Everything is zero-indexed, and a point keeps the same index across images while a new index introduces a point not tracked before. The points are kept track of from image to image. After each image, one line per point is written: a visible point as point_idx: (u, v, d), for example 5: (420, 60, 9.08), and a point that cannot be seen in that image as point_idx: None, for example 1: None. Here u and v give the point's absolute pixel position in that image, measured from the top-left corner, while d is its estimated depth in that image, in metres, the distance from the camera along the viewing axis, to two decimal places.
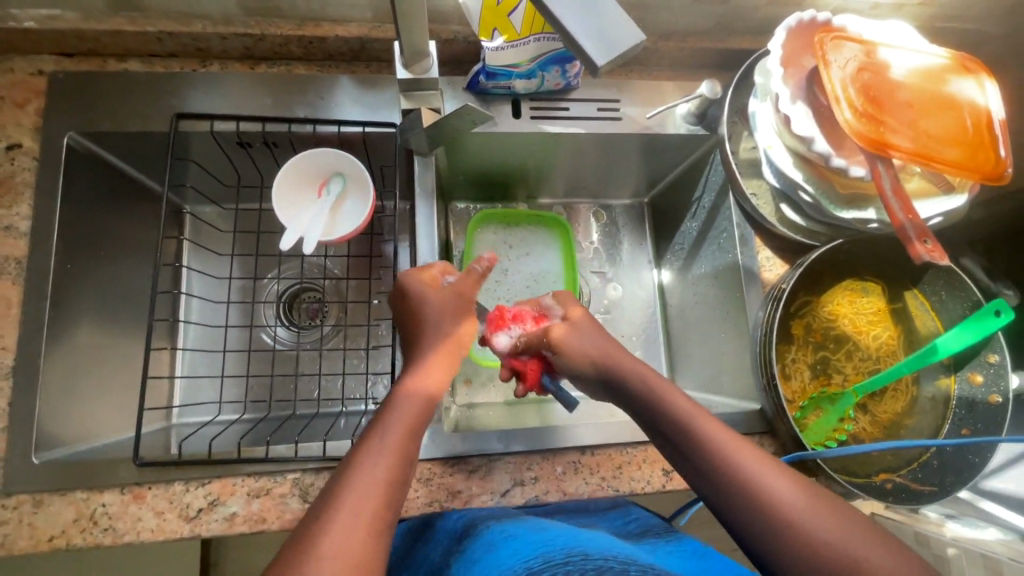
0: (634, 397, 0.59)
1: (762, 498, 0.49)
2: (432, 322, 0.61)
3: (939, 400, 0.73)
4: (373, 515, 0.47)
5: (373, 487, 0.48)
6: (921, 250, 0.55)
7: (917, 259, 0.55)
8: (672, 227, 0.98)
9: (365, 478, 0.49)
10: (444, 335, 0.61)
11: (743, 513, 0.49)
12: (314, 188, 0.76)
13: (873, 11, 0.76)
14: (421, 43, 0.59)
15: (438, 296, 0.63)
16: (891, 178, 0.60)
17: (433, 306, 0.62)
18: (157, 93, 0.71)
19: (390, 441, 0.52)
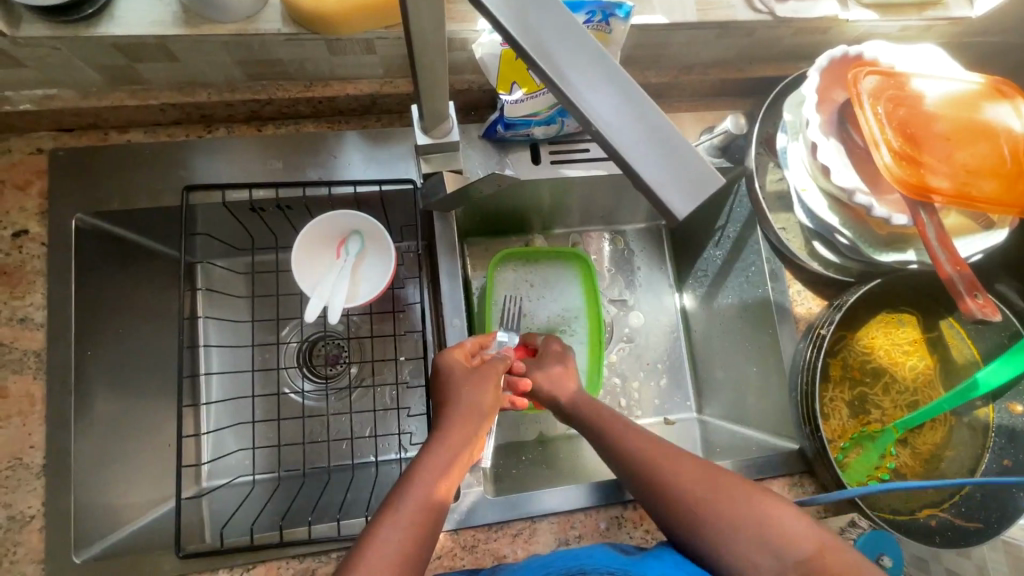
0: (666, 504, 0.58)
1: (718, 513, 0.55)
2: (461, 394, 0.60)
3: (978, 428, 0.72)
4: (404, 559, 0.48)
5: (405, 528, 0.50)
6: (972, 306, 0.53)
7: (969, 315, 0.54)
8: (693, 252, 0.96)
9: (402, 513, 0.50)
10: (475, 401, 0.60)
11: (706, 534, 0.55)
12: (332, 249, 0.73)
13: (900, 33, 0.73)
14: (442, 109, 0.57)
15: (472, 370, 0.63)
16: (938, 228, 0.58)
17: (469, 381, 0.61)
18: (164, 165, 0.68)
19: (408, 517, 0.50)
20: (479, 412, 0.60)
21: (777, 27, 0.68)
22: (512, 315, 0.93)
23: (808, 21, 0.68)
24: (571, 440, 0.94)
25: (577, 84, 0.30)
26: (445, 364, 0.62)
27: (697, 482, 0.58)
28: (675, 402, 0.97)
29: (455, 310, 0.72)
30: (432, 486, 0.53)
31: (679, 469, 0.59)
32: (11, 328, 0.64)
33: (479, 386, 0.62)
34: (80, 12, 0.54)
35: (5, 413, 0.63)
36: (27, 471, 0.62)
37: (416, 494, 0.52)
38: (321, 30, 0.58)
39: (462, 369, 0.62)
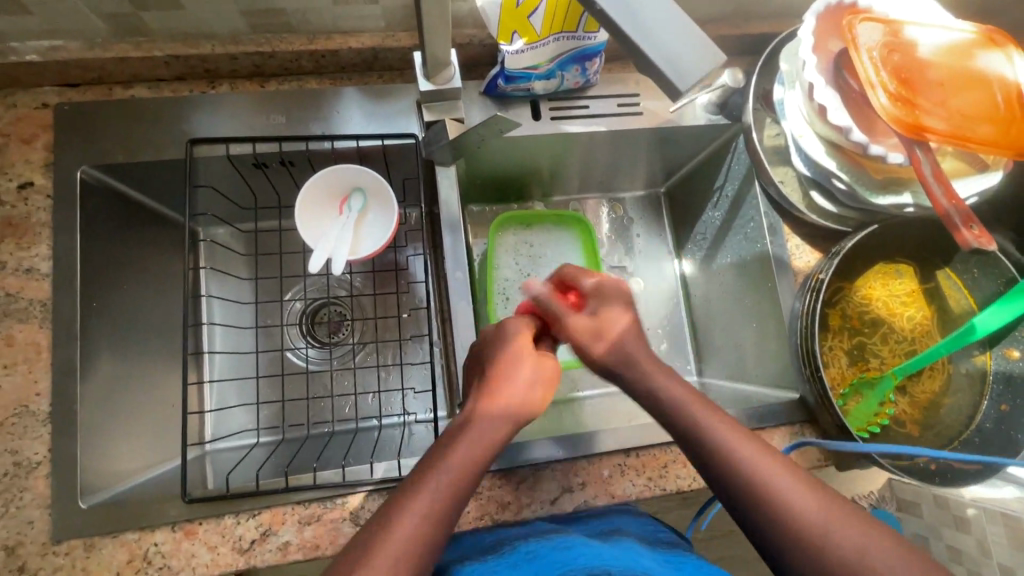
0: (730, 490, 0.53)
1: (766, 491, 0.51)
2: (501, 378, 0.58)
3: (976, 376, 0.73)
4: (416, 553, 0.46)
5: (422, 522, 0.48)
6: (968, 237, 0.55)
7: (965, 246, 0.55)
8: (692, 217, 0.97)
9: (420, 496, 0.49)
10: (512, 386, 0.58)
11: (764, 527, 0.50)
12: (335, 205, 0.74)
13: None
14: (443, 55, 0.58)
15: (525, 354, 0.61)
16: (931, 160, 0.59)
17: (525, 365, 0.60)
18: (168, 119, 0.69)
19: (422, 507, 0.48)
20: (529, 398, 0.58)
21: None
22: (513, 277, 0.95)
23: None
24: (572, 403, 0.94)
25: None
26: (543, 300, 0.67)
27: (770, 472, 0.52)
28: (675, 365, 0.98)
29: (457, 263, 0.72)
30: (457, 468, 0.51)
31: (747, 453, 0.53)
32: (18, 278, 0.65)
33: (534, 376, 0.60)
34: None
35: (11, 360, 0.63)
36: (34, 418, 0.63)
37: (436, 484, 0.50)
38: None
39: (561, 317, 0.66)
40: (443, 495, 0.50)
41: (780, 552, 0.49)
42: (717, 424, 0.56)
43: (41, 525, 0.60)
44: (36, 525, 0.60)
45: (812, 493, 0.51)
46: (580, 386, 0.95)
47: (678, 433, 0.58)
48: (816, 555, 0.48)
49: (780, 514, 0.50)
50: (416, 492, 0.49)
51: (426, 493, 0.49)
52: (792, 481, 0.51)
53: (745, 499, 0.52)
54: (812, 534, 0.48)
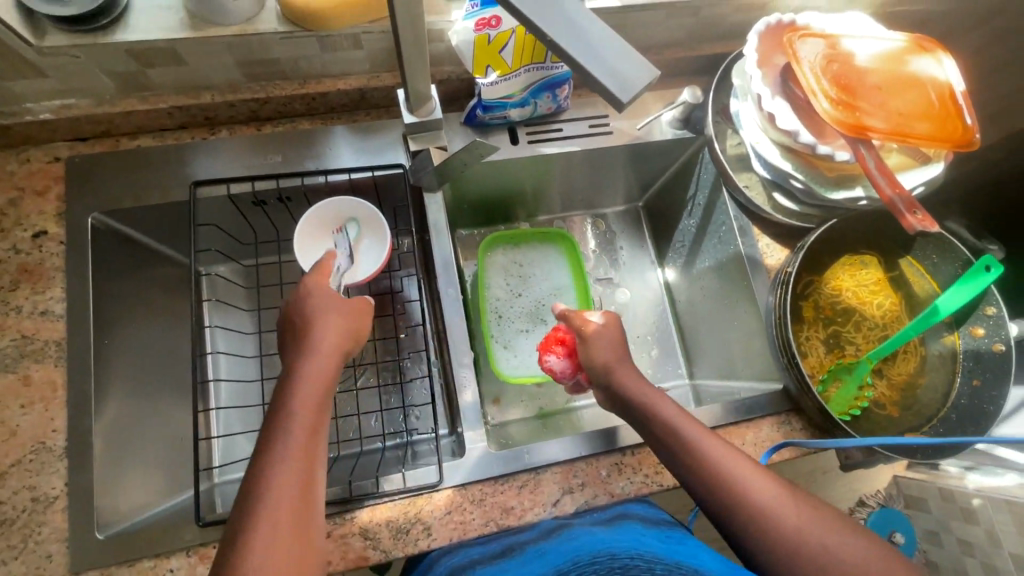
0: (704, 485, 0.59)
1: (752, 505, 0.56)
2: (331, 331, 0.60)
3: (947, 355, 0.77)
4: (302, 491, 0.49)
5: (292, 463, 0.50)
6: (912, 221, 0.60)
7: (911, 229, 0.60)
8: (670, 226, 1.03)
9: (288, 437, 0.51)
10: (340, 322, 0.61)
11: (732, 515, 0.57)
12: (331, 234, 0.78)
13: (831, 6, 0.81)
14: (424, 89, 0.64)
15: (332, 304, 0.62)
16: (876, 157, 0.65)
17: (328, 314, 0.61)
18: (172, 164, 0.74)
19: (291, 452, 0.51)
20: (351, 318, 0.63)
21: (719, 5, 0.76)
22: (505, 294, 0.99)
23: None
24: (570, 412, 0.97)
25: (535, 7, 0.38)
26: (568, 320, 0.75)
27: (743, 470, 0.58)
28: (667, 370, 1.01)
29: (449, 281, 0.77)
30: (313, 408, 0.54)
31: (720, 451, 0.59)
32: (33, 321, 0.68)
33: (353, 320, 0.63)
34: (98, 21, 0.61)
35: (27, 400, 0.66)
36: (51, 454, 0.65)
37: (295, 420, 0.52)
38: (312, 27, 0.65)
39: (585, 335, 0.71)
40: (301, 439, 0.52)
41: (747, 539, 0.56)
42: (707, 442, 0.60)
43: (59, 558, 0.62)
44: (54, 558, 0.62)
45: (793, 504, 0.56)
46: (577, 396, 0.98)
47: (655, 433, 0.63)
48: (777, 543, 0.54)
49: (761, 526, 0.55)
50: (277, 444, 0.51)
51: (287, 443, 0.51)
52: (769, 489, 0.57)
53: (732, 513, 0.57)
54: (789, 540, 0.54)
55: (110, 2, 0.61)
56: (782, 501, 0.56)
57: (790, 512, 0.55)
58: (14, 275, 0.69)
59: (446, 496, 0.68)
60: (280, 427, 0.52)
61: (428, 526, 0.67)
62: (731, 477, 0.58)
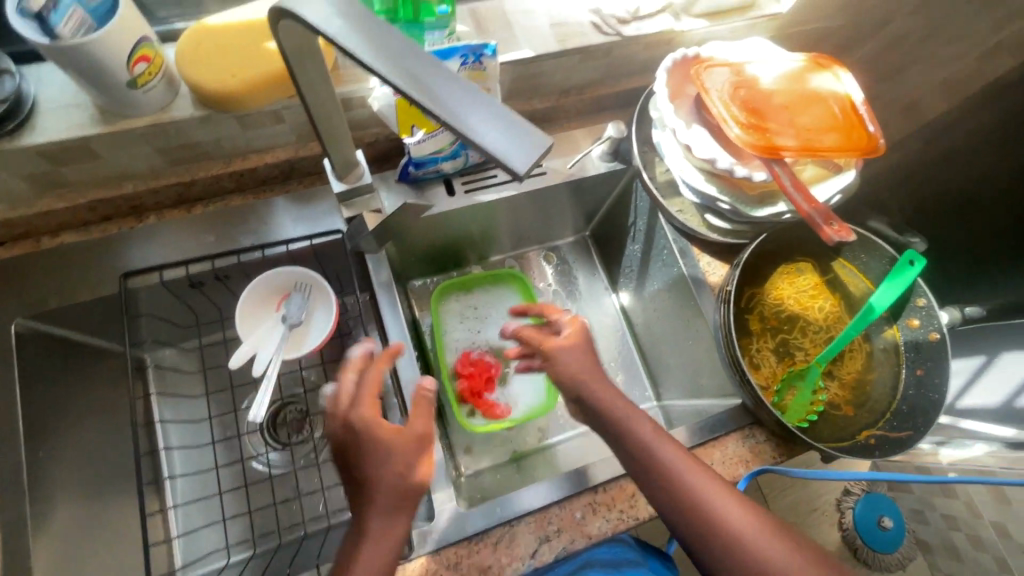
0: (678, 513, 0.58)
1: (725, 532, 0.56)
2: (393, 470, 0.55)
3: (891, 349, 0.80)
4: None
5: None
6: (830, 232, 0.65)
7: (829, 240, 0.65)
8: (618, 253, 1.05)
9: (363, 569, 0.53)
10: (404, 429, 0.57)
11: (705, 541, 0.57)
12: (277, 304, 0.76)
13: (733, 34, 0.86)
14: (350, 156, 0.64)
15: (393, 435, 0.56)
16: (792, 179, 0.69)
17: (391, 451, 0.55)
18: (100, 258, 0.72)
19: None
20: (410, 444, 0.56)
21: (628, 44, 0.80)
22: (465, 340, 0.99)
23: (653, 36, 0.80)
24: (545, 451, 0.95)
25: (419, 88, 0.38)
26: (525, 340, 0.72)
27: (718, 498, 0.58)
28: (635, 394, 1.02)
29: (401, 339, 0.76)
30: (388, 536, 0.54)
31: (697, 480, 0.59)
32: None
33: (422, 444, 0.58)
34: (3, 127, 0.60)
35: None
36: None
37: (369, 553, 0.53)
38: (229, 108, 0.65)
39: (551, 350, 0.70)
40: (391, 544, 0.54)
41: (719, 563, 0.56)
42: (684, 466, 0.59)
43: None
44: None
45: (766, 533, 0.56)
46: (549, 433, 0.97)
47: (632, 458, 0.62)
48: (749, 571, 0.55)
49: (730, 552, 0.56)
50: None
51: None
52: (745, 521, 0.57)
53: (704, 538, 0.57)
54: (763, 572, 0.54)
55: (14, 107, 0.60)
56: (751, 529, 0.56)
57: (760, 541, 0.56)
58: None
59: (420, 564, 0.66)
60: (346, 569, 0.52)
61: None
62: (710, 505, 0.57)
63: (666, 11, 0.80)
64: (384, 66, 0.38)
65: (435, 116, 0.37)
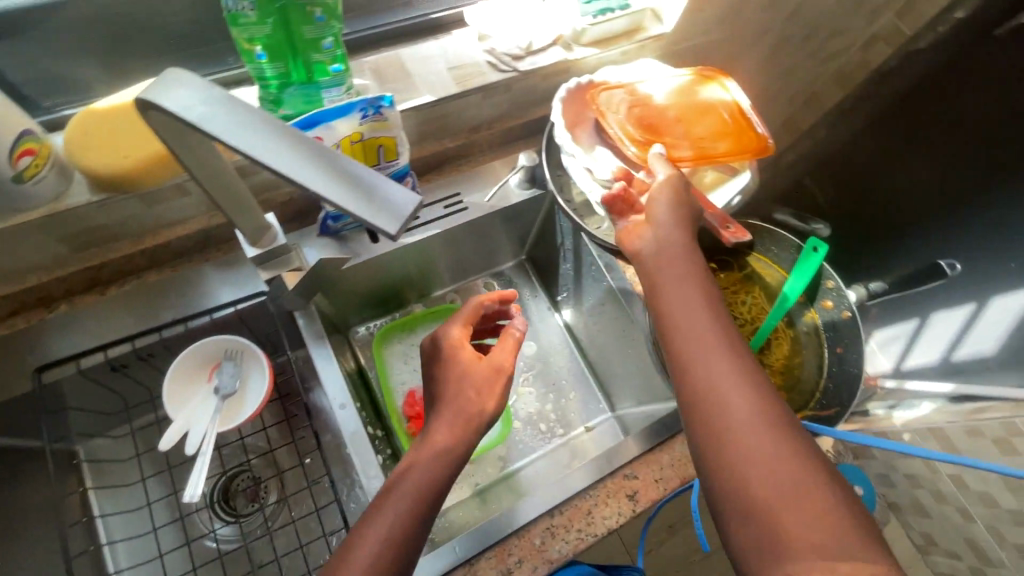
0: (691, 389, 0.53)
1: (710, 408, 0.52)
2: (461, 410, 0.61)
3: (813, 331, 0.85)
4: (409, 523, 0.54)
5: (408, 505, 0.55)
6: (729, 235, 0.68)
7: (730, 242, 0.68)
8: (553, 273, 1.07)
9: (408, 494, 0.55)
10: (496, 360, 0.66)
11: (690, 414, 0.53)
12: (208, 375, 0.75)
13: (625, 57, 0.91)
14: (259, 220, 0.64)
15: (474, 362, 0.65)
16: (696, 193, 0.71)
17: (469, 372, 0.64)
18: (8, 355, 0.69)
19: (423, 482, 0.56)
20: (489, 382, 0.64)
21: (527, 78, 0.83)
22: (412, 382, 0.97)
23: (549, 67, 0.84)
24: (508, 478, 0.94)
25: (284, 161, 0.39)
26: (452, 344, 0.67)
27: (729, 385, 0.52)
28: (590, 408, 1.04)
29: (338, 390, 0.75)
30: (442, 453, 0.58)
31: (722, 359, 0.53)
32: None
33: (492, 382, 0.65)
34: None
35: None
36: None
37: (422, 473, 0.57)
38: (128, 187, 0.64)
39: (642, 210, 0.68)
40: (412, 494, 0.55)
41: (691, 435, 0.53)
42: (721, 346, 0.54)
43: None
44: None
45: (765, 419, 0.50)
46: (510, 460, 0.97)
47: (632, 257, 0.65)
48: (719, 445, 0.50)
49: (728, 446, 0.50)
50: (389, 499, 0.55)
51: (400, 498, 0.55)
52: (746, 400, 0.51)
53: (692, 417, 0.53)
54: (739, 451, 0.49)
55: None
56: (759, 438, 0.49)
57: (770, 447, 0.48)
58: None
59: None
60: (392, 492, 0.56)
61: None
62: (710, 385, 0.52)
63: (557, 43, 0.85)
64: (251, 143, 0.39)
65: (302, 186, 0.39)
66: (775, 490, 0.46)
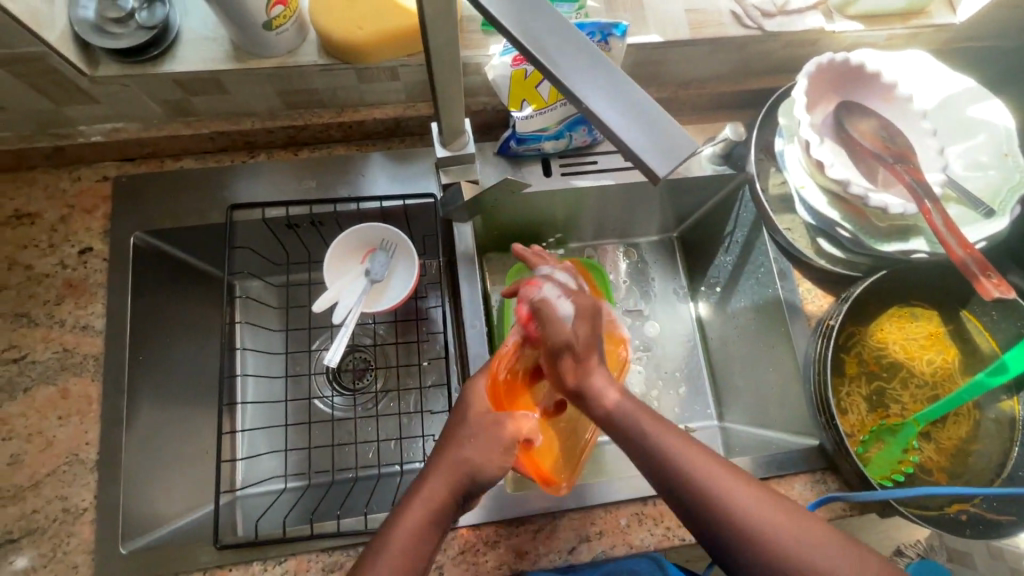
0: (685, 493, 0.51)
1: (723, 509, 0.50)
2: (481, 466, 0.54)
3: (1004, 422, 0.71)
4: (428, 538, 0.53)
5: (418, 525, 0.53)
6: (988, 286, 0.58)
7: (987, 295, 0.58)
8: (704, 261, 0.97)
9: (415, 509, 0.53)
10: (491, 427, 0.56)
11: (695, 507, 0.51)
12: (360, 259, 0.78)
13: (888, 42, 0.77)
14: (458, 124, 0.63)
15: (477, 411, 0.58)
16: (591, 322, 0.62)
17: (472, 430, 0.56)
18: (210, 186, 0.76)
19: (433, 496, 0.54)
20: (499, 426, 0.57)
21: (767, 41, 0.73)
22: None
23: (796, 34, 0.73)
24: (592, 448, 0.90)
25: (566, 68, 0.37)
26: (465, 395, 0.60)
27: (714, 477, 0.51)
28: (696, 410, 0.94)
29: (472, 309, 0.76)
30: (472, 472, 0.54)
31: (704, 466, 0.52)
32: (74, 334, 0.71)
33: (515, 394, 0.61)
34: (148, 53, 0.64)
35: (65, 412, 0.68)
36: (83, 467, 0.67)
37: (438, 480, 0.54)
38: (351, 60, 0.66)
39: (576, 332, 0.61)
40: (433, 498, 0.54)
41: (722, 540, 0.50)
42: (685, 450, 0.53)
43: (84, 571, 0.63)
44: (80, 570, 0.63)
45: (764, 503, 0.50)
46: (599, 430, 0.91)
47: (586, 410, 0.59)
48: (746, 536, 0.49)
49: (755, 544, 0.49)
50: (421, 493, 0.54)
51: (429, 495, 0.54)
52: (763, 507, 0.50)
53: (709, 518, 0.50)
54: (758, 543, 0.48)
55: (161, 34, 0.64)
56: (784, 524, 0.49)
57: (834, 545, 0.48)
58: (59, 290, 0.72)
59: (461, 535, 0.67)
60: (429, 477, 0.54)
61: (440, 565, 0.66)
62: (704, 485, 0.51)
63: (818, 8, 0.72)
64: (532, 48, 0.37)
65: (576, 100, 0.36)
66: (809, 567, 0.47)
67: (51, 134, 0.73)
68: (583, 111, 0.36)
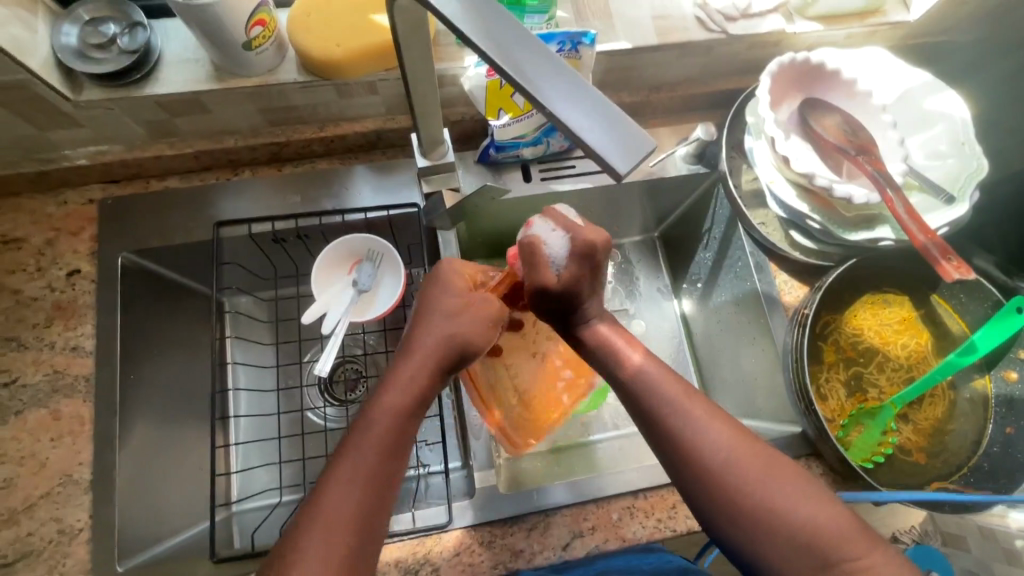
0: (678, 444, 0.53)
1: (708, 459, 0.52)
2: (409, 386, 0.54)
3: (978, 401, 0.74)
4: (368, 479, 0.50)
5: (360, 472, 0.50)
6: (949, 268, 0.60)
7: (948, 277, 0.60)
8: (685, 258, 1.00)
9: (356, 454, 0.51)
10: (420, 354, 0.56)
11: (678, 455, 0.53)
12: (347, 270, 0.79)
13: (847, 41, 0.80)
14: (437, 134, 0.65)
15: (428, 348, 0.56)
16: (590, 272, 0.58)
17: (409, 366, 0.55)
18: (196, 204, 0.77)
19: (370, 440, 0.52)
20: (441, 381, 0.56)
21: (732, 43, 0.76)
22: None
23: (760, 36, 0.76)
24: (584, 446, 0.91)
25: (530, 76, 0.38)
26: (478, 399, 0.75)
27: (710, 429, 0.53)
28: None
29: None
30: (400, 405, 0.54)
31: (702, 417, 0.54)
32: (64, 356, 0.71)
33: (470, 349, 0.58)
34: (131, 76, 0.66)
35: (57, 433, 0.69)
36: (76, 487, 0.67)
37: (376, 421, 0.53)
38: (330, 76, 0.68)
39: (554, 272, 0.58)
40: (374, 444, 0.52)
41: (699, 488, 0.52)
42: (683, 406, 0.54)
43: None
44: None
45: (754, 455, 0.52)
46: (591, 429, 0.92)
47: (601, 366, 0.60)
48: (727, 484, 0.51)
49: (735, 492, 0.51)
50: (357, 446, 0.52)
51: (367, 443, 0.52)
52: (751, 460, 0.52)
53: (695, 468, 0.52)
54: (739, 492, 0.51)
55: (143, 58, 0.66)
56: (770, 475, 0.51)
57: (823, 511, 0.50)
58: (48, 313, 0.73)
59: (455, 537, 0.69)
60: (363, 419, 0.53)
61: (436, 567, 0.67)
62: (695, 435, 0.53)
63: (777, 11, 0.76)
64: (497, 58, 0.39)
65: (540, 106, 0.38)
66: (788, 517, 0.49)
67: (36, 159, 0.73)
68: (547, 116, 0.38)
